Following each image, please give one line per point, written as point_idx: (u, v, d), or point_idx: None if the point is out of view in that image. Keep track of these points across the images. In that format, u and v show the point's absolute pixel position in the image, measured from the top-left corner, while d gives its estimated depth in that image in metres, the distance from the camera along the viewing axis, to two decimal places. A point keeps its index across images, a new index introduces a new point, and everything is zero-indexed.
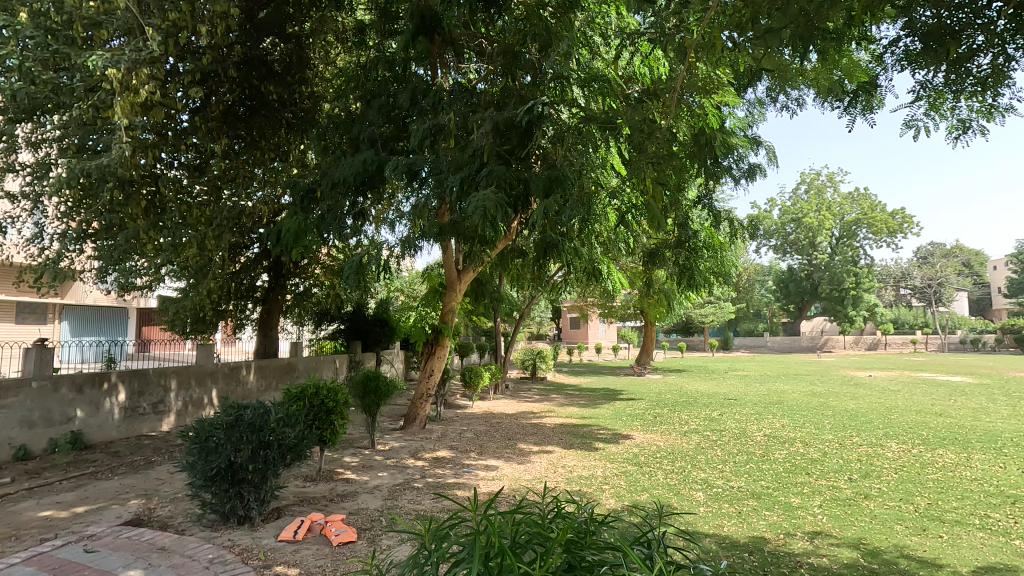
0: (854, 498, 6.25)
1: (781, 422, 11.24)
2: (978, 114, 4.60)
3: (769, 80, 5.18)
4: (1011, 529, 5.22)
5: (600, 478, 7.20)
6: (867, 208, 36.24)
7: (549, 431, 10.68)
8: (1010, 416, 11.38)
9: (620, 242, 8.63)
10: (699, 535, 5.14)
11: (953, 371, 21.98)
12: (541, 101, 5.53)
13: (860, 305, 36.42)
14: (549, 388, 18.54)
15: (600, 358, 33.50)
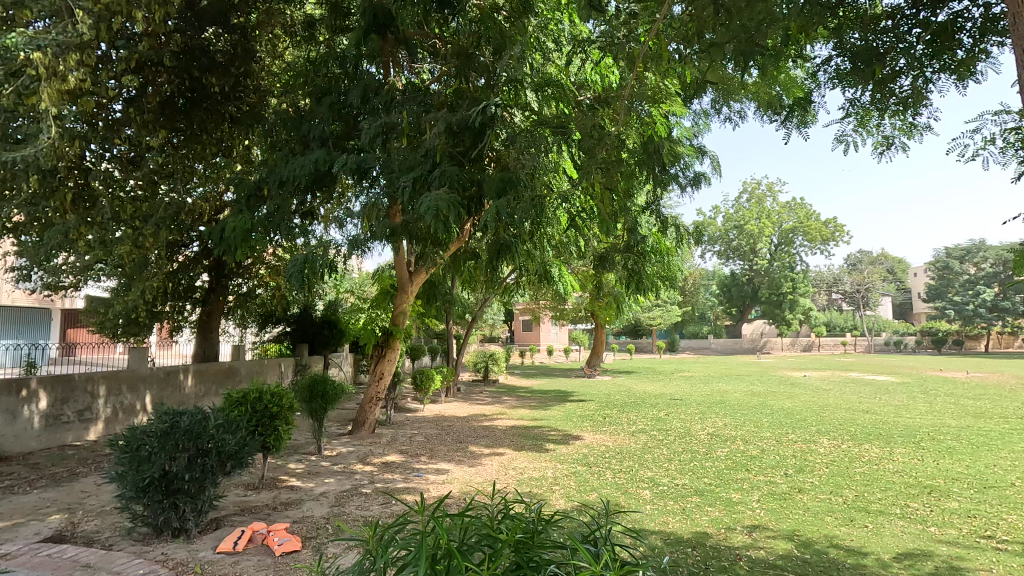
0: (789, 492, 6.57)
1: (724, 421, 11.68)
2: (901, 132, 4.94)
3: (714, 92, 5.40)
4: (927, 517, 5.62)
5: (550, 479, 7.27)
6: (803, 217, 38.23)
7: (501, 434, 10.70)
8: (928, 412, 12.26)
9: (571, 245, 8.73)
10: (645, 532, 5.27)
11: (879, 371, 23.50)
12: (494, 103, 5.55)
13: (796, 308, 38.36)
14: (501, 390, 18.57)
15: (551, 360, 33.84)
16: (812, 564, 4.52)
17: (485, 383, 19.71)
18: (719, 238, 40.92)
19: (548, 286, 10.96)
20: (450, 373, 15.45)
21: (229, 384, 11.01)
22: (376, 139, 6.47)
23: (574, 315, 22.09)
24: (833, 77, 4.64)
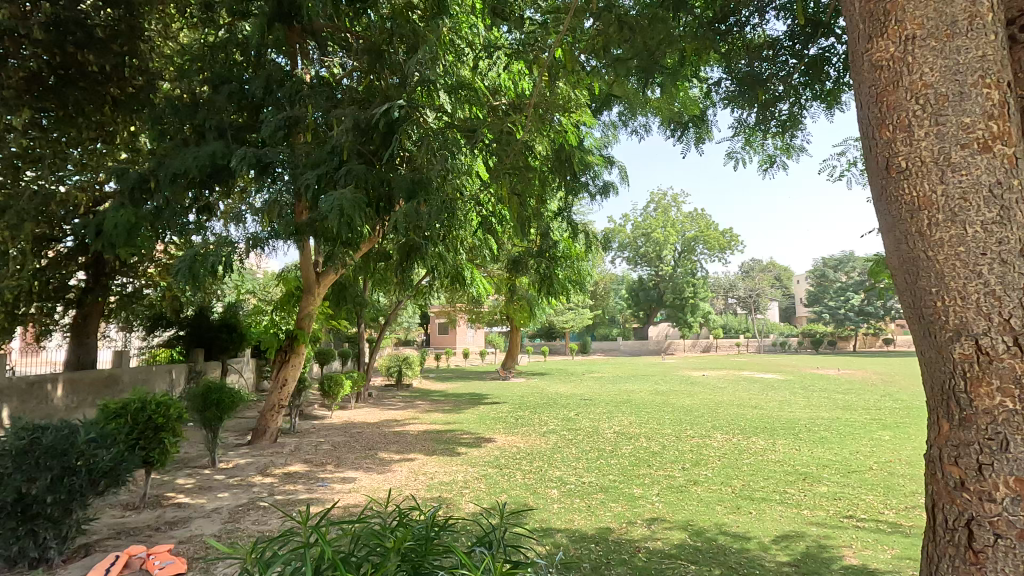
0: (686, 485, 6.99)
1: (629, 419, 12.24)
2: (781, 151, 5.41)
3: (620, 106, 5.62)
4: (802, 502, 6.20)
5: (460, 483, 7.24)
6: (703, 227, 40.96)
7: (412, 439, 10.51)
8: (805, 406, 13.57)
9: (484, 248, 8.65)
10: (552, 531, 5.38)
11: (766, 369, 25.68)
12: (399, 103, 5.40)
13: (696, 312, 40.99)
14: (415, 394, 18.26)
15: (467, 363, 33.76)
16: (703, 551, 4.83)
17: (398, 388, 19.29)
18: (628, 244, 42.86)
19: (461, 290, 10.93)
20: (361, 378, 14.95)
21: (109, 394, 9.91)
22: (278, 133, 6.16)
23: (490, 318, 22.21)
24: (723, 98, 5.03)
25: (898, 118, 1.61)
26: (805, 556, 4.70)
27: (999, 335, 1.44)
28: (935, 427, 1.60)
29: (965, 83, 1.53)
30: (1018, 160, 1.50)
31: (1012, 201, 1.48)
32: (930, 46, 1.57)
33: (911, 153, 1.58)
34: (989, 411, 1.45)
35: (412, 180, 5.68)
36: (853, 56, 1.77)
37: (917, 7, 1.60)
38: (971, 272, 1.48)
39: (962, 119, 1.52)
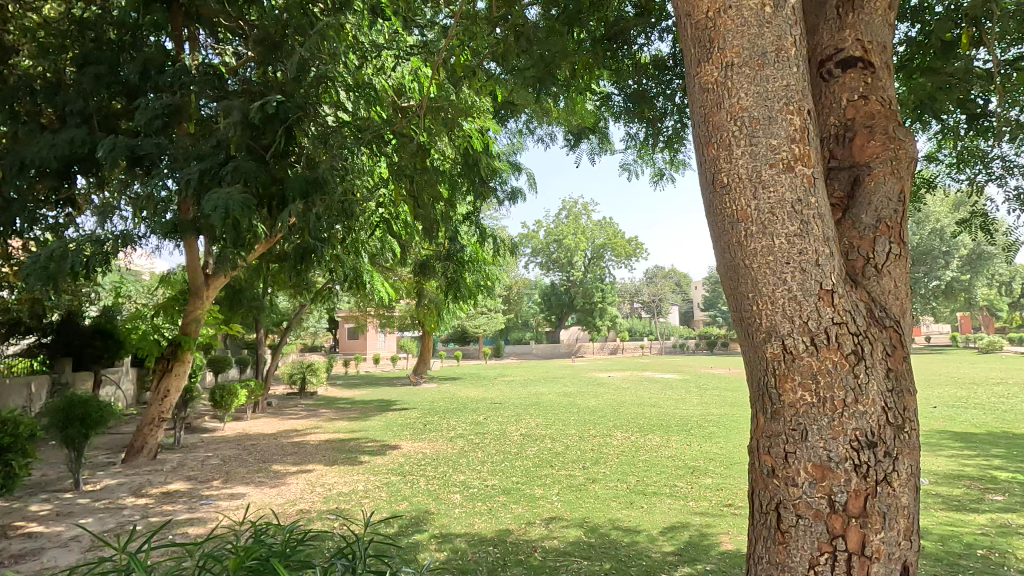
0: (585, 483, 7.19)
1: (536, 421, 12.45)
2: (669, 165, 5.75)
3: (527, 113, 5.43)
4: (689, 494, 6.59)
5: (360, 493, 6.97)
6: (611, 234, 42.70)
7: (312, 449, 10.01)
8: (698, 403, 14.52)
9: (388, 250, 8.31)
10: (450, 536, 5.32)
11: (666, 369, 27.25)
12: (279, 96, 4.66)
13: (605, 316, 42.63)
14: (319, 402, 17.46)
15: (377, 368, 32.84)
16: (595, 547, 4.98)
17: (300, 396, 18.35)
18: (541, 250, 43.77)
19: (367, 294, 10.56)
20: (258, 387, 14.03)
21: None
22: (156, 121, 5.62)
23: (400, 322, 21.75)
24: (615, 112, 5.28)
25: (722, 137, 1.78)
26: (687, 544, 4.99)
27: (800, 335, 1.61)
28: (755, 419, 1.77)
29: (774, 109, 1.71)
30: (817, 180, 1.70)
31: (812, 216, 1.67)
32: (746, 74, 1.75)
33: (731, 170, 1.74)
34: (794, 404, 1.62)
35: (306, 179, 4.77)
36: (688, 79, 1.93)
37: (736, 38, 1.77)
38: (779, 279, 1.65)
39: (771, 141, 1.70)
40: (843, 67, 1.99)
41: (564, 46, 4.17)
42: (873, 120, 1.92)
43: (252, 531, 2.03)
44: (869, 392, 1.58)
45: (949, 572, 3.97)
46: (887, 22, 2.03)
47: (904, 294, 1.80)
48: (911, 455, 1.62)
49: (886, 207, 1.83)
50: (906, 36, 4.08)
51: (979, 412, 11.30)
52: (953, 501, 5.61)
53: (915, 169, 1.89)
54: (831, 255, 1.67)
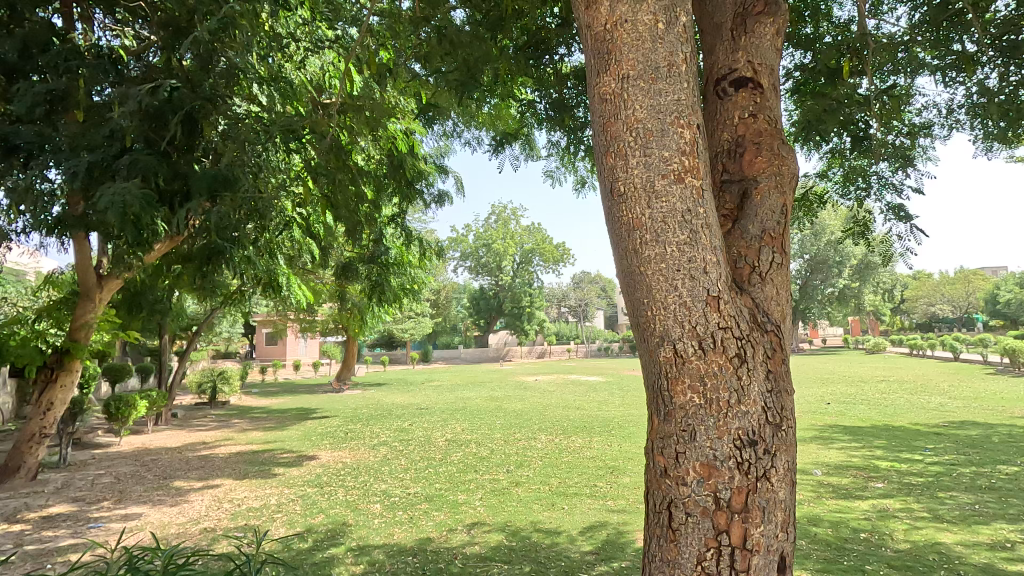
0: (508, 487, 7.20)
1: (462, 426, 12.37)
2: (591, 173, 5.89)
3: (453, 117, 5.30)
4: (608, 493, 6.76)
5: (272, 507, 6.59)
6: (539, 240, 43.35)
7: (221, 462, 9.37)
8: (619, 405, 15.02)
9: (308, 253, 7.67)
10: (368, 548, 5.13)
11: (590, 372, 28.03)
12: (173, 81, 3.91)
13: (533, 320, 43.18)
14: (231, 412, 16.41)
15: (297, 375, 31.35)
16: (516, 551, 4.97)
17: (210, 406, 17.15)
18: (470, 254, 43.67)
19: (285, 298, 10.03)
20: (161, 398, 12.95)
21: None
22: (36, 108, 4.23)
23: (322, 327, 20.90)
24: (539, 119, 5.27)
25: (618, 146, 1.84)
26: (605, 543, 5.10)
27: (689, 339, 1.69)
28: (650, 421, 1.83)
29: (666, 121, 1.79)
30: (705, 192, 1.80)
31: (700, 225, 1.76)
32: (641, 87, 1.82)
33: (627, 179, 1.80)
34: (683, 406, 1.69)
35: (213, 176, 4.03)
36: (589, 89, 1.99)
37: (632, 51, 1.85)
38: (670, 285, 1.72)
39: (663, 152, 1.77)
40: (735, 87, 2.12)
41: (487, 51, 4.15)
42: (760, 138, 2.06)
43: (129, 564, 1.77)
44: (750, 392, 1.69)
45: (837, 556, 4.31)
46: (774, 46, 2.18)
47: (785, 300, 1.93)
48: (788, 452, 1.74)
49: (770, 219, 1.96)
50: (800, 62, 4.42)
51: (865, 407, 12.46)
52: (842, 490, 6.12)
53: (796, 184, 2.04)
54: (717, 263, 1.76)
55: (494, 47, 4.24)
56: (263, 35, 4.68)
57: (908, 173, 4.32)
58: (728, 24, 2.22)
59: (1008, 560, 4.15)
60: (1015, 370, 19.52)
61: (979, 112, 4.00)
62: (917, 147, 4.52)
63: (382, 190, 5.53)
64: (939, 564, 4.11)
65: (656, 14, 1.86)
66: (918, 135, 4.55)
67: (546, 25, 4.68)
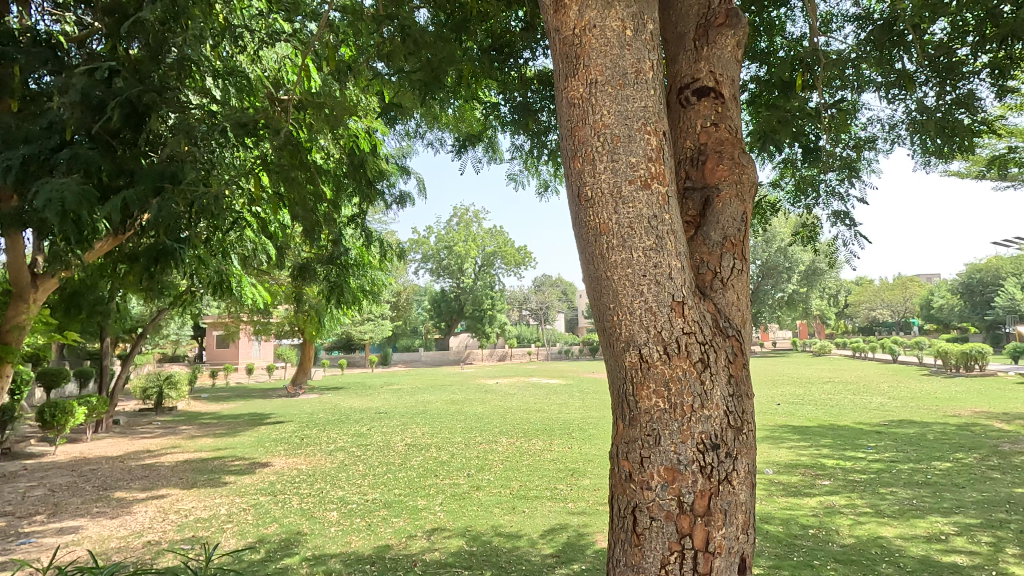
0: (469, 491, 7.14)
1: (422, 430, 12.20)
2: (553, 177, 5.92)
3: (416, 117, 5.22)
4: (569, 496, 6.79)
5: (222, 517, 6.31)
6: (501, 243, 43.33)
7: (166, 471, 8.93)
8: (579, 407, 15.15)
9: (262, 252, 7.36)
10: (324, 558, 4.97)
11: (551, 375, 28.16)
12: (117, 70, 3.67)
13: (494, 323, 43.10)
14: (178, 418, 15.68)
15: (250, 379, 30.30)
16: (476, 556, 4.92)
17: (155, 412, 16.34)
18: (431, 256, 43.29)
19: (238, 300, 9.67)
20: (102, 404, 12.26)
21: None
22: None
23: (277, 329, 20.26)
24: (502, 122, 5.25)
25: (585, 151, 1.85)
26: (566, 545, 5.11)
27: (654, 344, 1.71)
28: (616, 426, 1.84)
29: (633, 128, 1.81)
30: (670, 199, 1.82)
31: (665, 231, 1.78)
32: (609, 92, 1.83)
33: (594, 184, 1.81)
34: (649, 410, 1.71)
35: (161, 172, 3.86)
36: (556, 93, 1.99)
37: (600, 57, 1.86)
38: (636, 290, 1.73)
39: (630, 158, 1.79)
40: (698, 96, 2.16)
41: (451, 52, 4.10)
42: (722, 146, 2.10)
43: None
44: (713, 397, 1.71)
45: (788, 552, 4.45)
46: (735, 57, 2.23)
47: (745, 305, 1.98)
48: (748, 455, 1.78)
49: (731, 226, 2.00)
50: (755, 75, 4.56)
51: (812, 407, 12.99)
52: (791, 488, 6.35)
53: (756, 192, 2.09)
54: (682, 269, 1.78)
55: (458, 48, 4.20)
56: (217, 25, 4.49)
57: (854, 184, 4.52)
58: (691, 34, 2.26)
59: (943, 551, 4.38)
60: (947, 371, 20.76)
61: (918, 129, 4.24)
62: (862, 160, 4.74)
63: (342, 189, 5.37)
64: (882, 557, 4.30)
65: (624, 21, 1.88)
66: (863, 149, 4.77)
67: (510, 28, 4.67)
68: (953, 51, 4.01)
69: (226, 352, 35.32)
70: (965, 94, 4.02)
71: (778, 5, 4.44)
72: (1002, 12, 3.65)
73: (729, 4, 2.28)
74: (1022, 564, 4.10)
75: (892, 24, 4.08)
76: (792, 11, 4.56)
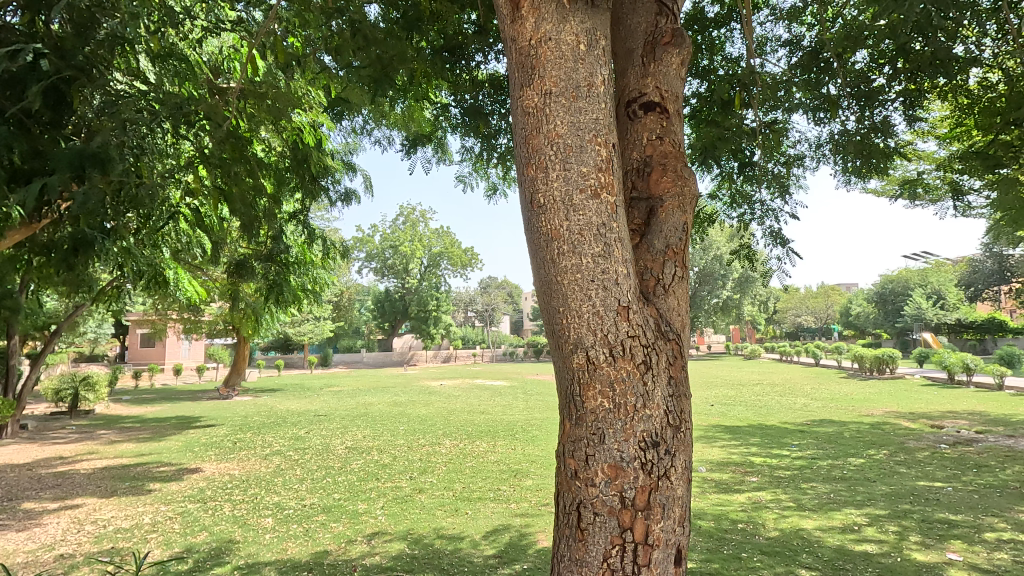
0: (411, 494, 7.06)
1: (363, 433, 11.94)
2: (502, 180, 5.94)
3: (364, 114, 5.13)
4: (511, 496, 6.85)
5: (145, 526, 5.94)
6: (447, 244, 42.93)
7: (82, 479, 8.31)
8: (523, 409, 15.25)
9: (197, 246, 6.96)
10: (258, 566, 4.79)
11: (495, 377, 28.18)
12: (36, 44, 3.37)
13: (439, 324, 42.64)
14: (96, 422, 14.61)
15: (177, 380, 28.68)
16: (418, 559, 4.87)
17: (70, 416, 15.14)
18: (375, 255, 42.45)
19: (167, 296, 9.07)
20: (7, 407, 11.26)
21: None
22: None
23: (208, 327, 19.22)
24: (452, 123, 5.25)
25: (539, 159, 1.90)
26: (508, 546, 5.16)
27: (601, 347, 1.79)
28: (562, 426, 1.91)
29: (584, 138, 1.88)
30: (618, 207, 1.90)
31: (613, 239, 1.85)
32: (562, 103, 1.90)
33: (546, 191, 1.87)
34: (594, 410, 1.78)
35: (81, 151, 3.46)
36: (511, 101, 2.04)
37: (555, 68, 1.92)
38: (585, 295, 1.80)
39: (582, 168, 1.85)
40: (644, 110, 2.26)
41: (403, 51, 4.04)
42: (666, 159, 2.21)
43: None
44: (654, 397, 1.80)
45: (718, 546, 4.68)
46: (679, 76, 2.35)
47: (686, 310, 2.08)
48: (686, 451, 1.87)
49: (673, 235, 2.11)
50: (697, 91, 4.79)
51: (743, 408, 13.67)
52: (722, 484, 6.68)
53: (696, 204, 2.21)
54: (628, 276, 1.86)
55: (409, 47, 4.14)
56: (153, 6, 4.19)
57: (784, 200, 4.82)
58: (639, 50, 2.35)
59: (856, 541, 4.74)
60: (862, 372, 22.38)
61: (841, 151, 4.59)
62: (791, 176, 5.06)
63: (284, 184, 5.12)
64: (802, 548, 4.60)
65: (578, 36, 1.95)
66: (793, 165, 5.10)
67: (462, 29, 4.61)
68: (871, 80, 4.36)
69: (152, 351, 33.24)
70: (881, 121, 4.39)
71: (718, 25, 4.67)
72: (913, 48, 4.02)
73: (674, 24, 2.39)
74: (923, 550, 4.50)
75: (820, 50, 4.38)
76: (730, 32, 4.81)
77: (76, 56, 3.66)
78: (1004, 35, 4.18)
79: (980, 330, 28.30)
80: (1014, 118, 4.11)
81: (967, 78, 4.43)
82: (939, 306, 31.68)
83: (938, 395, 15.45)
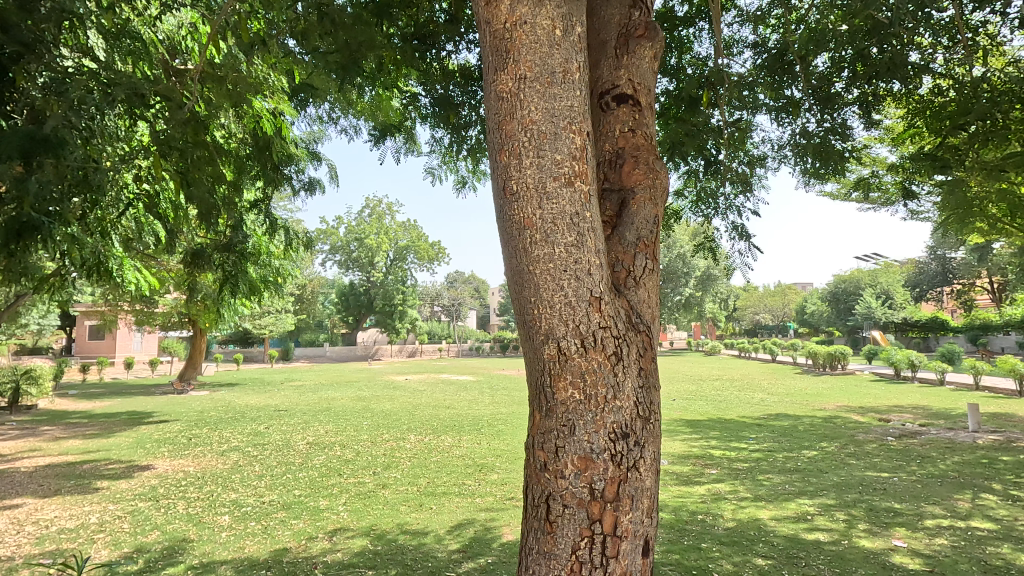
0: (375, 490, 6.95)
1: (325, 428, 11.66)
2: (471, 173, 5.91)
3: (331, 100, 5.03)
4: (477, 491, 6.81)
5: (92, 527, 5.65)
6: (415, 237, 42.25)
7: (21, 478, 7.81)
8: (489, 404, 15.21)
9: (148, 234, 6.60)
10: (213, 565, 4.63)
11: (461, 372, 27.79)
12: None
13: (405, 318, 42.12)
14: (38, 418, 13.89)
15: (128, 374, 27.40)
16: (381, 555, 4.79)
17: (9, 412, 14.25)
18: (340, 248, 41.66)
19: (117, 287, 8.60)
20: None
21: None
22: None
23: (163, 319, 18.42)
24: (422, 114, 5.12)
25: (513, 146, 1.88)
26: (472, 540, 5.13)
27: (572, 337, 1.77)
28: (533, 417, 1.89)
29: (559, 126, 1.85)
30: (591, 197, 1.88)
31: (586, 229, 1.83)
32: (537, 89, 1.87)
33: (520, 178, 1.85)
34: (565, 402, 1.77)
35: (31, 135, 3.22)
36: (484, 85, 2.00)
37: (530, 53, 1.89)
38: (557, 285, 1.79)
39: (556, 156, 1.83)
40: (617, 102, 2.25)
41: (372, 37, 3.86)
42: (638, 151, 2.21)
43: None
44: (624, 389, 1.80)
45: (678, 536, 4.77)
46: (652, 68, 2.35)
47: (656, 304, 2.09)
48: (655, 442, 1.88)
49: (645, 228, 2.11)
50: (666, 88, 4.82)
51: (704, 403, 14.00)
52: (683, 477, 6.82)
53: (667, 197, 2.22)
54: (600, 266, 1.85)
55: (378, 33, 3.97)
56: None
57: (748, 197, 4.93)
58: (613, 42, 2.34)
59: (808, 530, 4.90)
60: (816, 368, 23.20)
61: (801, 152, 4.71)
62: (755, 175, 5.17)
63: (244, 172, 4.89)
64: (759, 537, 4.73)
65: (554, 21, 1.92)
66: (756, 166, 5.22)
67: (432, 19, 4.59)
68: (832, 84, 4.49)
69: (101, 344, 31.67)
70: (840, 124, 4.53)
71: (687, 25, 4.74)
72: (871, 53, 4.13)
73: (647, 18, 2.40)
74: (870, 537, 4.69)
75: (783, 53, 4.51)
76: (698, 32, 4.89)
77: (19, 31, 3.38)
78: (955, 45, 4.36)
79: (925, 328, 29.75)
80: (961, 123, 4.30)
81: (918, 86, 4.62)
82: (887, 305, 32.95)
83: (887, 390, 16.17)
